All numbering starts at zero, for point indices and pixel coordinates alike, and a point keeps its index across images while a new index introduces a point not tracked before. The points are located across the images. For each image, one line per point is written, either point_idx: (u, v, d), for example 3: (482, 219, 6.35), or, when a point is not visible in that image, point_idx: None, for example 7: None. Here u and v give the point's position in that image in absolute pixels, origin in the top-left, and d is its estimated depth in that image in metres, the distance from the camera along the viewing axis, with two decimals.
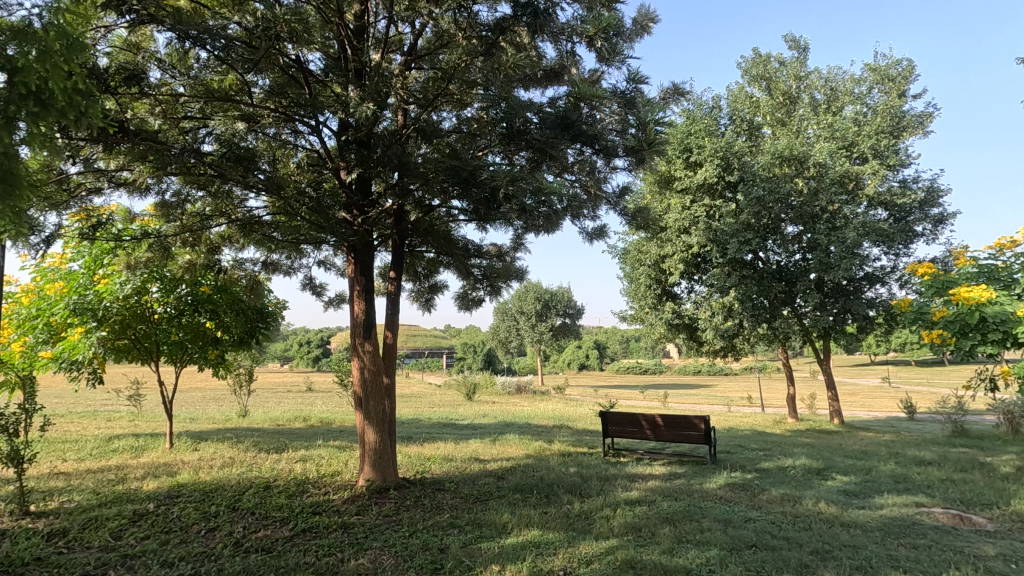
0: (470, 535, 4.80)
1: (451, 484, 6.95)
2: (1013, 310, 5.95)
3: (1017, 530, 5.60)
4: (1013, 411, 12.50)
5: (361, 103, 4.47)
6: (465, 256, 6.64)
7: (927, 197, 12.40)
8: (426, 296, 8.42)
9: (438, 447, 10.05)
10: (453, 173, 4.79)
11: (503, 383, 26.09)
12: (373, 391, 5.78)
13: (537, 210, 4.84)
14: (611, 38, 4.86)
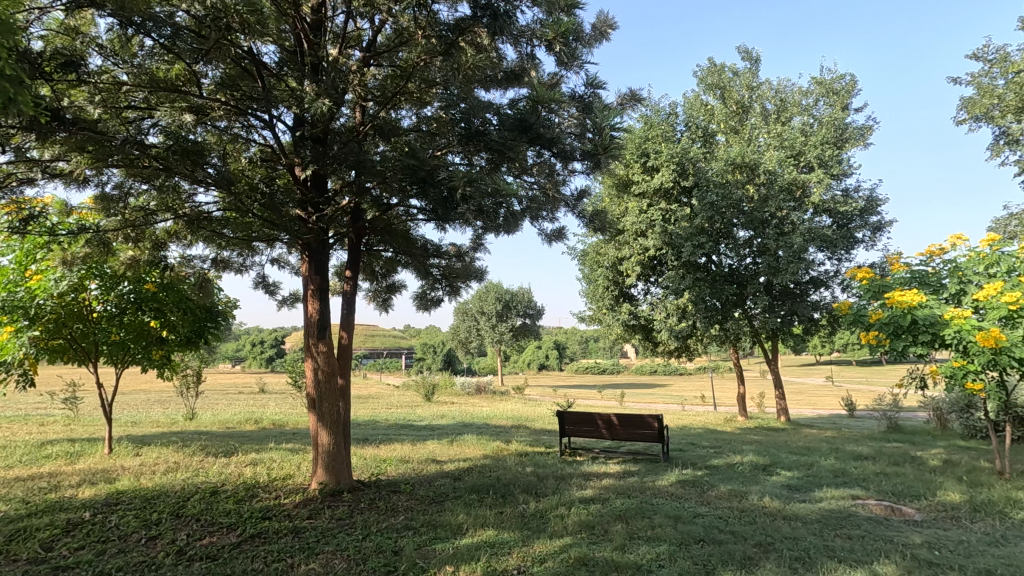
0: (425, 537, 4.81)
1: (407, 485, 6.93)
2: (940, 313, 6.44)
3: (940, 519, 6.02)
4: (942, 408, 13.36)
5: (317, 99, 4.38)
6: (424, 256, 6.59)
7: (867, 206, 13.14)
8: (384, 296, 8.37)
9: (395, 447, 9.98)
10: (411, 172, 4.77)
11: (462, 383, 26.05)
12: (327, 392, 5.66)
13: (496, 211, 4.82)
14: (570, 44, 4.96)
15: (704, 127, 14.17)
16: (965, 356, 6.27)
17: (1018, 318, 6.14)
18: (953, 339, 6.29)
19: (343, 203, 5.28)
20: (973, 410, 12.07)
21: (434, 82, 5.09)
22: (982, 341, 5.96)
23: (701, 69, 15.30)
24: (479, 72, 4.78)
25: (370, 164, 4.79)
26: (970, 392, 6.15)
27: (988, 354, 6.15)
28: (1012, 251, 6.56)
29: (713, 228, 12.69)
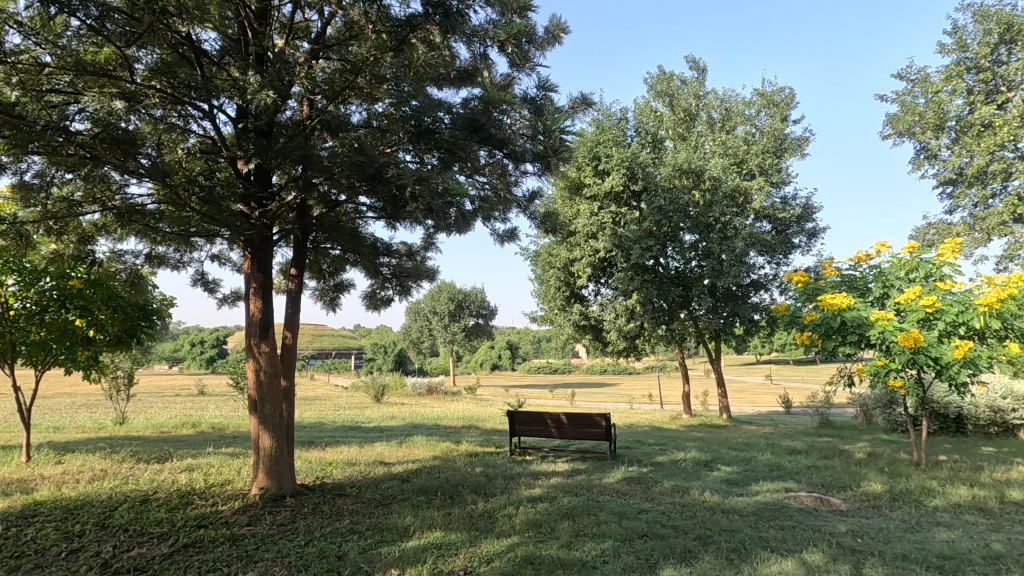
0: (370, 540, 4.72)
1: (353, 488, 6.78)
2: (867, 314, 6.87)
3: (863, 508, 6.42)
4: (868, 404, 14.24)
5: (260, 90, 4.20)
6: (373, 254, 6.46)
7: (803, 213, 13.86)
8: (331, 295, 8.16)
9: (342, 450, 9.75)
10: (359, 169, 4.66)
11: (414, 383, 25.74)
12: (269, 394, 5.44)
13: (446, 211, 4.78)
14: (522, 46, 4.99)
15: (654, 133, 14.56)
16: (887, 356, 6.76)
17: (934, 320, 6.64)
18: (878, 339, 6.74)
19: (287, 199, 5.11)
20: (895, 405, 12.92)
21: (384, 78, 4.97)
22: (903, 342, 6.43)
23: (652, 76, 15.74)
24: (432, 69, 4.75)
25: (317, 159, 4.63)
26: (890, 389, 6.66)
27: (907, 353, 6.65)
28: (929, 258, 7.06)
29: (660, 232, 13.05)
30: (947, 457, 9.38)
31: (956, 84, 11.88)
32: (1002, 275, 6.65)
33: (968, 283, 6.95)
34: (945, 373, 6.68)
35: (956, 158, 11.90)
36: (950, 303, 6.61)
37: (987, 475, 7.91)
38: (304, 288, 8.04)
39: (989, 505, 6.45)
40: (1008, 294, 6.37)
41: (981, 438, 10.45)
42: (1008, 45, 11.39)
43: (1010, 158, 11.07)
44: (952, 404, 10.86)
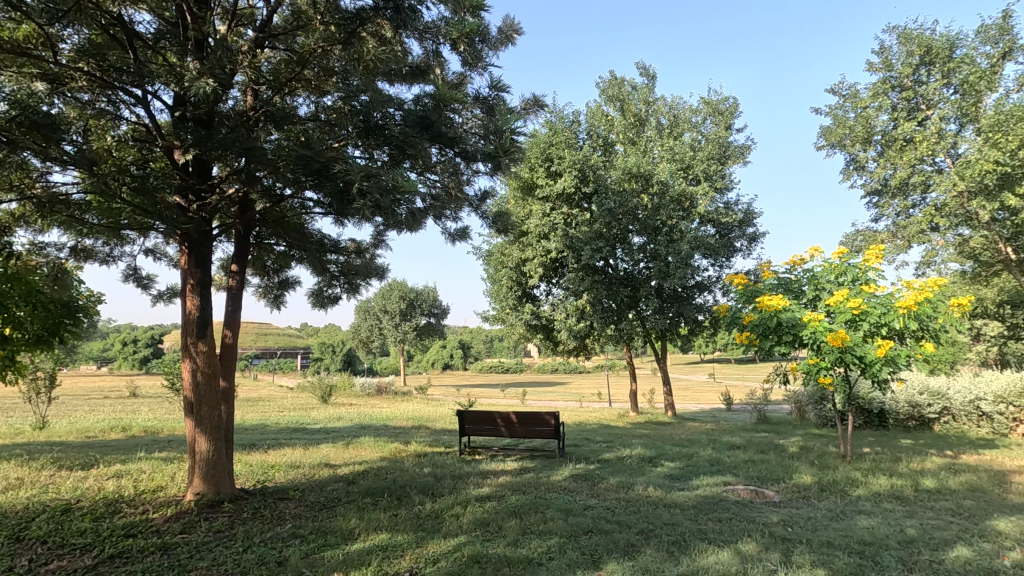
0: (313, 544, 4.60)
1: (296, 492, 6.59)
2: (800, 315, 7.28)
3: (794, 499, 6.79)
4: (801, 400, 15.05)
5: (199, 78, 4.01)
6: (320, 251, 6.26)
7: (744, 218, 14.50)
8: (275, 292, 7.89)
9: (285, 453, 9.45)
10: (304, 163, 4.51)
11: (362, 384, 25.25)
12: (207, 395, 5.18)
13: (395, 208, 4.71)
14: (475, 45, 4.97)
15: (605, 136, 14.86)
16: (817, 355, 7.22)
17: (860, 321, 7.10)
18: (810, 339, 7.17)
19: (228, 192, 4.89)
20: (826, 401, 13.73)
21: (333, 71, 4.84)
22: (832, 341, 6.85)
23: (604, 81, 16.04)
24: (384, 65, 4.69)
25: (260, 152, 4.47)
26: (820, 386, 7.11)
27: (835, 352, 7.11)
28: (856, 263, 7.52)
29: (610, 234, 13.30)
30: (870, 449, 10.04)
31: (882, 101, 12.68)
32: (920, 280, 7.16)
33: (890, 287, 7.45)
34: (869, 371, 7.17)
35: (881, 170, 12.70)
36: (874, 305, 7.08)
37: (904, 466, 8.51)
38: (246, 285, 7.74)
39: (905, 493, 6.96)
40: (925, 297, 6.87)
41: (901, 431, 11.24)
42: (927, 66, 12.23)
43: (928, 172, 11.92)
44: (875, 400, 11.61)
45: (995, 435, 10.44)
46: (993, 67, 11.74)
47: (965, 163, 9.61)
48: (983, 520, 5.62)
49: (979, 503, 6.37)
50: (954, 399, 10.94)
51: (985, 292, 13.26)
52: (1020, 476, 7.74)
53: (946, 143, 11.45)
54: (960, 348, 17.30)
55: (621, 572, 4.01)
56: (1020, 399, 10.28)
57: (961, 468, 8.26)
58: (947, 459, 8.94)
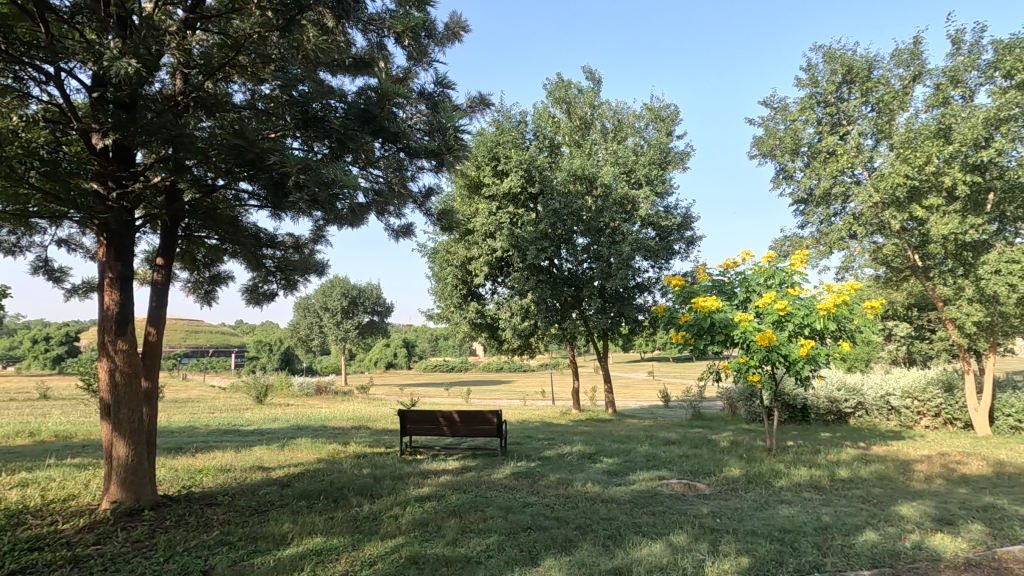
0: (241, 552, 4.39)
1: (225, 497, 6.28)
2: (732, 316, 7.64)
3: (723, 491, 7.11)
4: (733, 397, 15.79)
5: (120, 58, 3.70)
6: (255, 245, 5.92)
7: (683, 222, 15.03)
8: (206, 287, 7.45)
9: (215, 456, 9.01)
10: (237, 153, 4.26)
11: (301, 383, 24.35)
12: (127, 397, 4.76)
13: (336, 203, 4.53)
14: (419, 40, 4.86)
15: (551, 138, 15.02)
16: (747, 353, 7.61)
17: (785, 322, 7.51)
18: (740, 338, 7.55)
19: (153, 181, 4.59)
20: (755, 398, 14.50)
21: (269, 59, 4.63)
22: (760, 341, 7.25)
23: (551, 82, 16.20)
24: (324, 55, 4.54)
25: (189, 140, 4.18)
26: (749, 383, 7.53)
27: (763, 351, 7.52)
28: (783, 266, 7.95)
29: (555, 234, 13.46)
30: (793, 442, 10.67)
31: (809, 115, 13.40)
32: (839, 283, 7.66)
33: (813, 290, 7.91)
34: (793, 368, 7.63)
35: (807, 180, 13.46)
36: (798, 307, 7.52)
37: (823, 457, 9.09)
38: (174, 280, 7.27)
39: (822, 483, 7.44)
40: (843, 301, 7.37)
41: (821, 425, 12.00)
42: (848, 85, 13.04)
43: (847, 183, 12.71)
44: (798, 396, 12.35)
45: (902, 427, 11.35)
46: (905, 88, 12.70)
47: (880, 177, 10.26)
48: (889, 506, 6.10)
49: (886, 490, 6.91)
50: (867, 395, 11.80)
51: (895, 296, 14.35)
52: (922, 464, 8.45)
53: (864, 157, 12.30)
54: (873, 348, 18.69)
55: (558, 567, 4.07)
56: (923, 395, 11.30)
57: (872, 458, 8.92)
58: (860, 451, 9.63)
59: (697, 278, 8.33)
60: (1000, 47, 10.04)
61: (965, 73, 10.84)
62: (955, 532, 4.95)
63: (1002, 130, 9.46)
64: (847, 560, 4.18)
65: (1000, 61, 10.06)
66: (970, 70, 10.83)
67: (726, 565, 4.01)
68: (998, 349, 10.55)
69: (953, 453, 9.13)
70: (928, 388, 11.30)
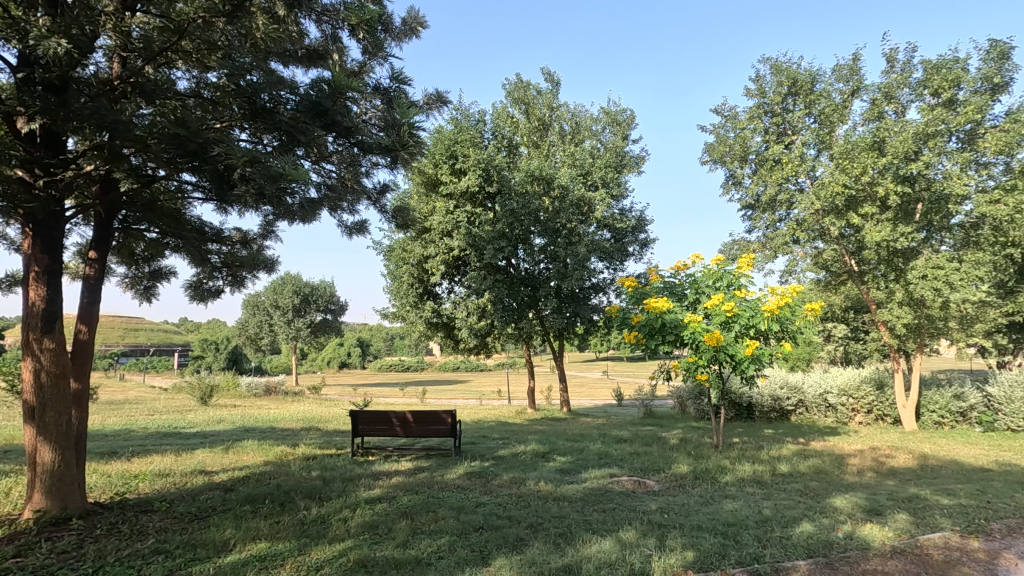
0: (179, 560, 4.16)
1: (163, 503, 5.96)
2: (682, 317, 7.84)
3: (671, 487, 7.29)
4: (683, 395, 16.24)
5: (47, 36, 3.35)
6: (199, 240, 5.53)
7: (638, 224, 15.32)
8: (145, 283, 6.95)
9: (152, 460, 8.56)
10: (179, 143, 3.95)
11: (249, 383, 23.47)
12: (54, 399, 4.37)
13: (286, 198, 4.27)
14: (375, 33, 4.69)
15: (509, 138, 15.03)
16: (696, 353, 7.83)
17: (732, 322, 7.76)
18: (689, 338, 7.76)
19: (86, 170, 4.22)
20: (703, 396, 14.96)
21: (216, 46, 4.09)
22: (708, 341, 7.49)
23: (510, 82, 16.20)
24: (276, 45, 4.05)
25: (126, 128, 3.85)
26: (697, 382, 7.76)
27: (711, 351, 7.75)
28: (731, 269, 8.20)
29: (512, 234, 13.47)
30: (739, 439, 11.05)
31: (757, 124, 13.89)
32: (782, 286, 7.96)
33: (758, 292, 8.20)
34: (738, 367, 7.90)
35: (754, 187, 13.93)
36: (744, 308, 7.78)
37: (765, 453, 9.45)
38: (110, 274, 6.75)
39: (764, 477, 7.74)
40: (785, 303, 7.67)
41: (764, 422, 12.49)
42: (793, 97, 13.60)
43: (792, 191, 13.25)
44: (744, 395, 12.80)
45: (838, 423, 11.94)
46: (844, 102, 13.36)
47: (821, 186, 10.76)
48: (824, 498, 6.39)
49: (822, 483, 7.24)
50: (807, 392, 12.36)
51: (834, 298, 15.09)
52: (855, 458, 8.91)
53: (806, 166, 12.86)
54: (814, 348, 19.62)
55: (508, 566, 4.05)
56: (857, 393, 11.94)
57: (810, 453, 9.34)
58: (800, 446, 10.06)
59: (649, 280, 8.49)
60: (929, 67, 10.70)
61: (898, 90, 11.50)
62: (883, 522, 5.23)
63: (929, 145, 10.08)
64: (785, 550, 4.34)
65: (928, 80, 10.72)
66: (902, 87, 11.51)
67: (672, 559, 4.08)
68: (925, 349, 11.24)
69: (883, 447, 9.67)
70: (861, 387, 11.93)
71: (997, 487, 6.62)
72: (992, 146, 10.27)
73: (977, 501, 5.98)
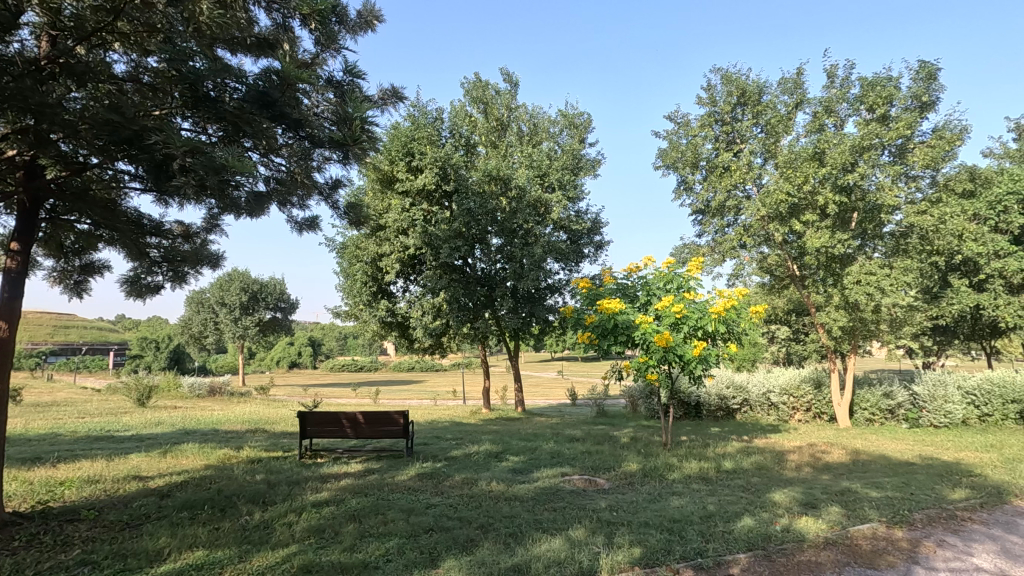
0: (107, 572, 3.89)
1: (91, 511, 5.56)
2: (633, 317, 7.96)
3: (621, 485, 7.39)
4: (634, 395, 16.57)
5: None
6: (137, 232, 5.05)
7: (593, 226, 15.51)
8: (75, 278, 6.03)
9: (81, 465, 8.03)
10: (113, 129, 3.59)
11: (191, 384, 22.40)
12: None
13: (231, 190, 3.97)
14: (328, 24, 4.46)
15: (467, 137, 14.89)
16: (647, 353, 7.97)
17: (681, 323, 7.94)
18: (640, 339, 7.89)
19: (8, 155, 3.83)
20: (653, 396, 15.30)
21: (156, 28, 3.67)
22: (658, 341, 7.64)
23: (468, 81, 16.08)
24: (223, 31, 3.68)
25: (52, 111, 3.46)
26: (647, 382, 7.89)
27: (661, 351, 7.89)
28: (681, 271, 8.39)
29: (469, 234, 13.36)
30: (687, 437, 11.34)
31: (707, 132, 14.30)
32: (729, 289, 8.20)
33: (706, 294, 8.41)
34: (687, 367, 8.08)
35: (705, 193, 14.29)
36: (693, 310, 7.98)
37: (711, 450, 9.72)
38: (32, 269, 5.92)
39: (710, 474, 7.96)
40: (731, 305, 7.90)
41: (712, 421, 12.89)
42: (742, 107, 14.09)
43: (739, 198, 13.69)
44: (692, 394, 13.17)
45: (779, 421, 12.44)
46: (789, 113, 13.94)
47: (766, 193, 11.18)
48: (765, 493, 6.62)
49: (763, 479, 7.51)
50: (752, 392, 12.82)
51: (777, 301, 15.71)
52: (794, 454, 9.30)
53: (753, 174, 13.33)
54: (758, 348, 20.40)
55: (458, 567, 3.99)
56: (797, 392, 12.48)
57: (753, 450, 9.68)
58: (743, 443, 10.42)
59: (603, 281, 8.59)
60: (865, 83, 11.28)
61: (837, 104, 12.07)
62: (818, 514, 5.45)
63: (864, 157, 10.63)
64: (727, 544, 4.45)
65: (864, 96, 11.31)
66: (841, 102, 12.10)
67: (619, 556, 4.11)
68: (858, 351, 11.86)
69: (820, 443, 10.13)
70: (801, 386, 12.48)
71: (920, 479, 7.04)
72: (920, 160, 10.94)
73: (902, 493, 6.34)
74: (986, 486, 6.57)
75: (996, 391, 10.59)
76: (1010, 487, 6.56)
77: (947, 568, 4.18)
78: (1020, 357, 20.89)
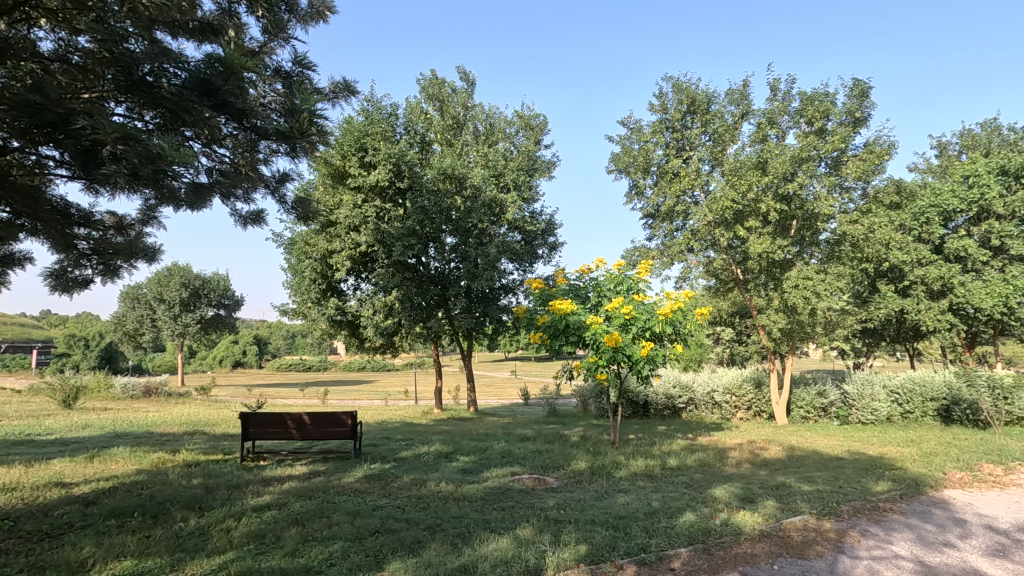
0: None
1: (5, 521, 5.15)
2: (584, 318, 8.07)
3: (570, 484, 7.48)
4: (585, 394, 16.81)
5: None
6: (64, 222, 4.68)
7: (547, 227, 15.64)
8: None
9: None
10: (36, 112, 3.32)
11: (124, 385, 21.13)
12: None
13: (168, 181, 3.72)
14: (275, 11, 4.27)
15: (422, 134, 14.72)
16: (597, 353, 8.10)
17: (630, 324, 8.11)
18: (590, 339, 8.00)
19: None
20: (603, 395, 15.57)
21: (87, 7, 3.42)
22: (607, 342, 7.77)
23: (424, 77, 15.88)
24: (163, 14, 3.42)
25: None
26: (596, 381, 8.02)
27: (610, 351, 8.03)
28: (631, 273, 8.56)
29: (423, 232, 13.19)
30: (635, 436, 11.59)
31: (659, 138, 14.67)
32: (676, 291, 8.43)
33: (655, 296, 8.62)
34: (635, 367, 8.26)
35: (655, 198, 14.64)
36: (641, 312, 8.15)
37: (657, 449, 9.97)
38: None
39: (655, 471, 8.17)
40: (678, 307, 8.13)
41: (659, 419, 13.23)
42: (691, 115, 14.51)
43: (687, 203, 14.09)
44: (640, 394, 13.48)
45: (722, 419, 12.90)
46: (735, 123, 14.48)
47: (713, 200, 11.57)
48: (706, 489, 6.85)
49: (705, 475, 7.77)
50: (697, 391, 13.23)
51: (722, 304, 16.29)
52: (735, 451, 9.66)
53: (701, 180, 13.75)
54: (704, 349, 21.08)
55: (404, 569, 3.93)
56: (739, 391, 12.97)
57: (697, 448, 9.99)
58: (688, 441, 10.74)
59: (555, 282, 8.66)
60: (805, 98, 11.87)
61: (779, 116, 12.64)
62: (755, 508, 5.70)
63: (803, 168, 11.16)
64: (669, 539, 4.57)
65: (804, 110, 11.88)
66: (783, 114, 12.67)
67: (565, 553, 4.15)
68: (795, 352, 12.44)
69: (759, 440, 10.57)
70: (742, 386, 12.99)
71: (848, 473, 7.46)
72: (852, 171, 11.61)
73: (831, 486, 6.70)
74: (906, 478, 7.04)
75: (917, 390, 11.35)
76: (926, 479, 7.05)
77: (869, 556, 4.44)
78: (938, 359, 22.49)
